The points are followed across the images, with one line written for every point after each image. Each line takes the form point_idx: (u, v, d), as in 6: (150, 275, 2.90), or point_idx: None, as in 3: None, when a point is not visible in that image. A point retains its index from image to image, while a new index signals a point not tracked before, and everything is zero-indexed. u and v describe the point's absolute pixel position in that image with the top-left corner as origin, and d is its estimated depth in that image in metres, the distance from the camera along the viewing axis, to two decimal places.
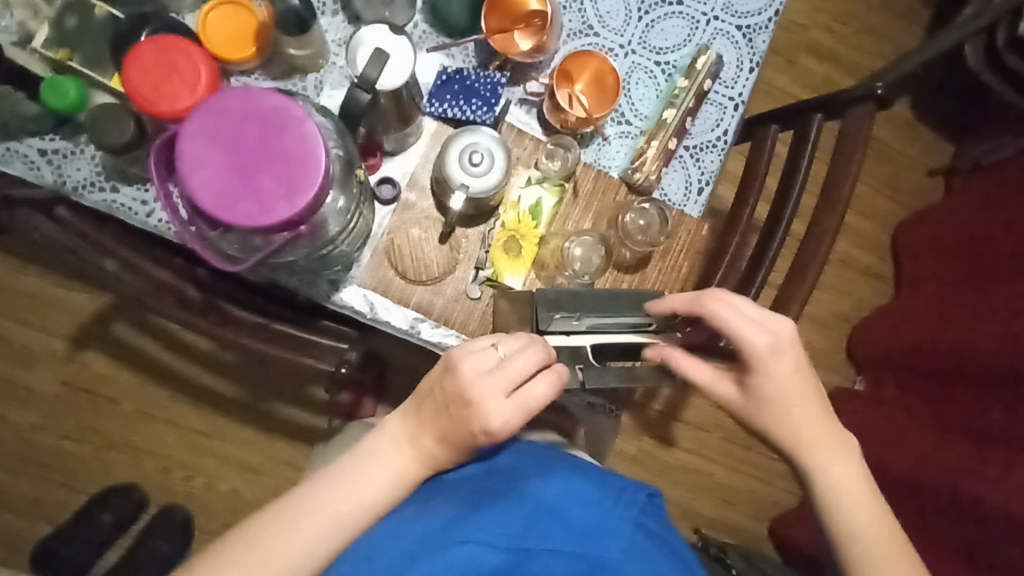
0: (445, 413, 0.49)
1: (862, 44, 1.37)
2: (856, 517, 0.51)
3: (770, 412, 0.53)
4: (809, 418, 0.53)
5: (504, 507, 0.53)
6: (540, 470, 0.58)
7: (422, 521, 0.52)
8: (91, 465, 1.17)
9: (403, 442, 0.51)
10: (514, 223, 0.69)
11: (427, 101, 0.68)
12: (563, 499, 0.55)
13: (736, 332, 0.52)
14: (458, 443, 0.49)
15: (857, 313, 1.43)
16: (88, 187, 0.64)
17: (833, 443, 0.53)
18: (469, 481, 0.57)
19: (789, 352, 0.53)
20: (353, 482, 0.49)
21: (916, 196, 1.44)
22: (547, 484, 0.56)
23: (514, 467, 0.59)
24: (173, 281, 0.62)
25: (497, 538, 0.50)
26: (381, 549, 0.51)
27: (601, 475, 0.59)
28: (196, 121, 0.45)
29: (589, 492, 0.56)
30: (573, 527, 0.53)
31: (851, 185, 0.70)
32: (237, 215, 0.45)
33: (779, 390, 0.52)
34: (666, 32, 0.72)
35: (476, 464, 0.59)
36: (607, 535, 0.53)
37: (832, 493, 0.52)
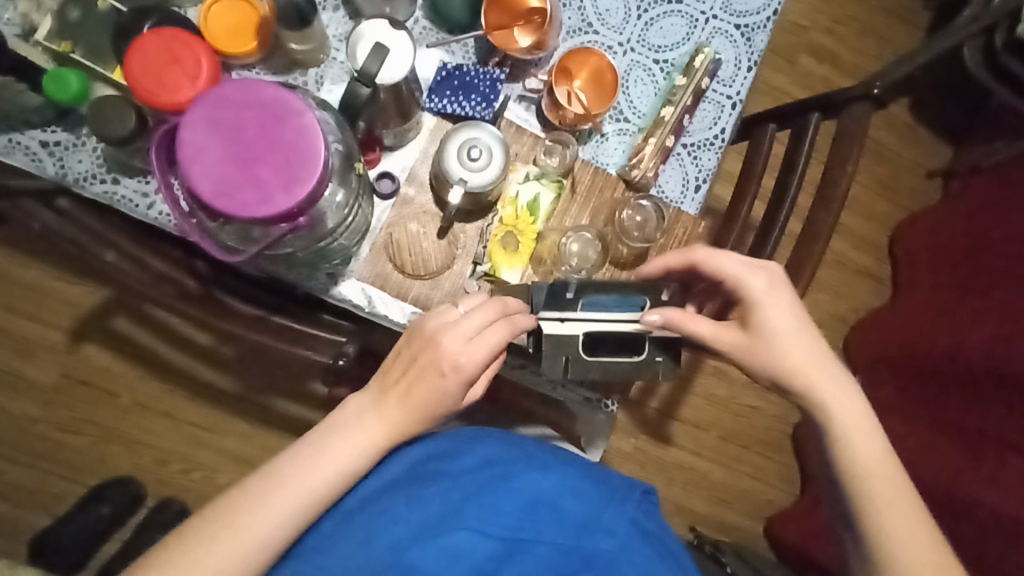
0: (420, 376, 0.51)
1: (861, 45, 1.38)
2: (865, 451, 0.54)
3: (777, 353, 0.56)
4: (816, 358, 0.56)
5: (495, 500, 0.54)
6: (536, 463, 0.58)
7: (416, 513, 0.53)
8: (89, 458, 1.18)
9: (365, 415, 0.51)
10: (512, 219, 0.69)
11: (427, 96, 0.68)
12: (559, 495, 0.56)
13: (738, 276, 0.56)
14: (425, 396, 0.50)
15: (854, 313, 1.43)
16: (89, 179, 0.64)
17: (838, 383, 0.56)
18: (469, 471, 0.56)
19: (786, 293, 0.57)
20: (315, 453, 0.50)
21: (915, 197, 1.45)
22: (543, 479, 0.56)
23: (511, 461, 0.58)
24: (172, 273, 0.63)
25: (491, 527, 0.52)
26: (377, 536, 0.52)
27: (599, 475, 0.60)
28: (196, 112, 0.46)
29: (584, 490, 0.57)
30: (564, 524, 0.54)
31: (847, 184, 0.70)
32: (236, 206, 0.46)
33: (784, 328, 0.56)
34: (665, 30, 0.73)
35: (473, 451, 0.59)
36: (597, 532, 0.54)
37: (843, 430, 0.55)
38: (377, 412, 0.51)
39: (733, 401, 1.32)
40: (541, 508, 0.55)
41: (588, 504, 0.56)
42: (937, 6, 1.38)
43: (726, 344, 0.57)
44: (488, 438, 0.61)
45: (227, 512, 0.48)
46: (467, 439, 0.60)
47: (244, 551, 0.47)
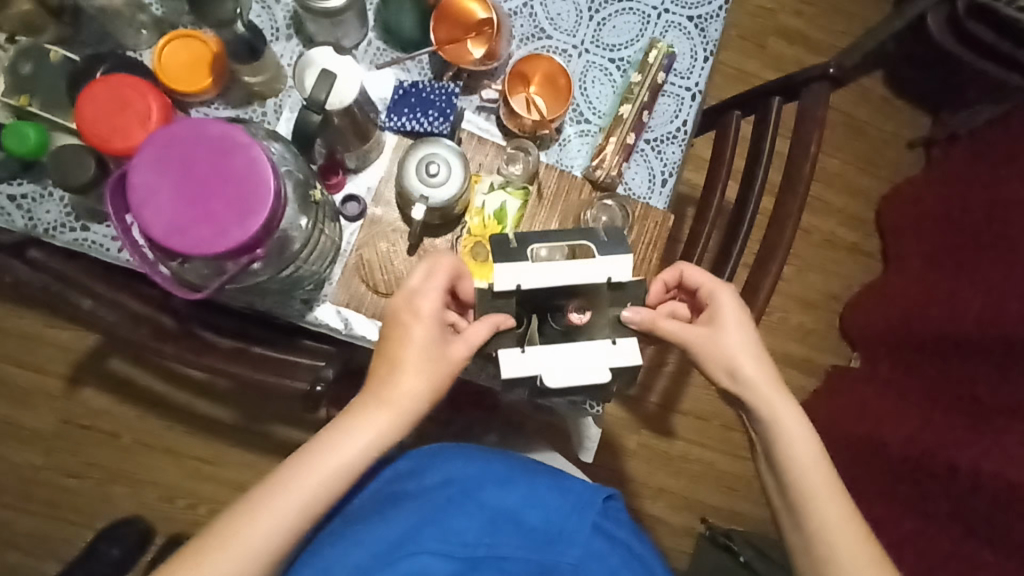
0: (398, 328, 0.54)
1: (829, 22, 1.38)
2: (802, 455, 0.55)
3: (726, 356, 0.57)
4: (754, 364, 0.57)
5: (456, 519, 0.55)
6: (499, 477, 0.60)
7: (377, 535, 0.54)
8: (95, 500, 1.19)
9: (369, 403, 0.52)
10: (480, 229, 0.70)
11: (386, 116, 0.69)
12: (520, 509, 0.58)
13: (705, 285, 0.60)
14: (403, 338, 0.53)
15: (846, 290, 1.43)
16: (59, 228, 0.65)
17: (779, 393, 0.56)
18: (427, 490, 0.59)
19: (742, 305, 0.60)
20: (320, 453, 0.51)
21: (897, 169, 1.45)
22: (504, 495, 0.59)
23: (470, 478, 0.60)
24: (149, 312, 0.63)
25: (453, 548, 0.53)
26: (339, 560, 0.54)
27: (563, 482, 0.61)
28: (145, 154, 0.46)
29: (549, 503, 0.59)
30: (527, 535, 0.56)
31: (812, 164, 0.70)
32: (194, 243, 0.46)
33: (730, 329, 0.58)
34: (618, 29, 0.73)
35: (433, 472, 0.61)
36: (565, 542, 0.56)
37: (778, 433, 0.55)
38: (378, 402, 0.52)
39: None
40: (503, 522, 0.57)
41: (553, 514, 0.58)
42: None
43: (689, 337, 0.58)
44: (449, 455, 0.62)
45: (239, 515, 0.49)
46: (428, 458, 0.62)
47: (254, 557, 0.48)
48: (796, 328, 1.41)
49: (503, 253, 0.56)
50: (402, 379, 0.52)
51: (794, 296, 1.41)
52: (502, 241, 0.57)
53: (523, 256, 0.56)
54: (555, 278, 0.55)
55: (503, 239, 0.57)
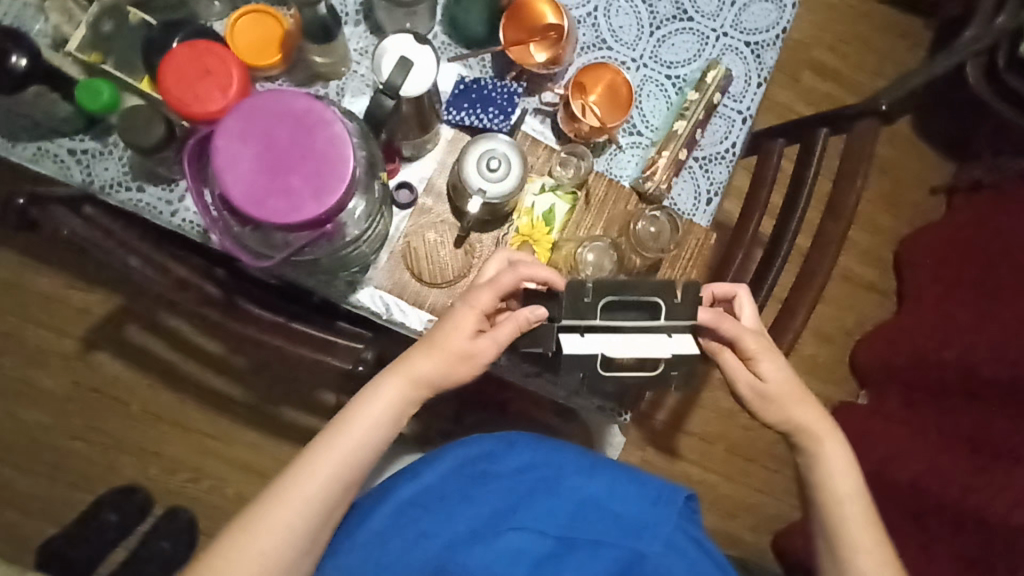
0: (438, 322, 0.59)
1: (864, 63, 1.40)
2: (843, 489, 0.61)
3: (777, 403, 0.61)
4: (804, 408, 0.62)
5: (547, 502, 0.63)
6: (582, 467, 0.66)
7: (473, 511, 0.62)
8: (98, 465, 1.19)
9: (387, 375, 0.58)
10: (528, 228, 0.71)
11: (445, 109, 0.70)
12: (605, 496, 0.64)
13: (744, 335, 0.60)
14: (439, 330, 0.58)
15: (859, 327, 1.44)
16: (115, 186, 0.66)
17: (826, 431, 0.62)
18: (514, 474, 0.65)
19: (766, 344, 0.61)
20: (350, 421, 0.58)
21: (919, 213, 1.46)
22: (588, 482, 0.65)
23: (558, 464, 0.66)
24: (194, 279, 0.64)
25: (547, 527, 0.62)
26: (437, 531, 0.61)
27: (639, 475, 0.66)
28: (229, 122, 0.47)
29: (627, 490, 0.64)
30: (613, 522, 0.62)
31: (857, 197, 0.72)
32: (267, 212, 0.46)
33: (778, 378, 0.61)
34: (677, 47, 0.75)
35: (516, 456, 0.66)
36: (647, 532, 0.61)
37: (821, 468, 0.61)
38: (394, 371, 0.58)
39: (741, 415, 1.32)
40: (590, 508, 0.63)
41: (631, 502, 0.63)
42: (937, 24, 1.41)
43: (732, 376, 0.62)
44: (526, 443, 0.67)
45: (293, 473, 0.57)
46: (504, 443, 0.67)
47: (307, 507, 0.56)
48: (807, 360, 1.42)
49: (572, 309, 0.54)
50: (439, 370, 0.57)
51: (807, 328, 1.43)
52: (575, 291, 0.54)
53: (592, 315, 0.54)
54: (622, 333, 0.54)
55: (577, 290, 0.54)
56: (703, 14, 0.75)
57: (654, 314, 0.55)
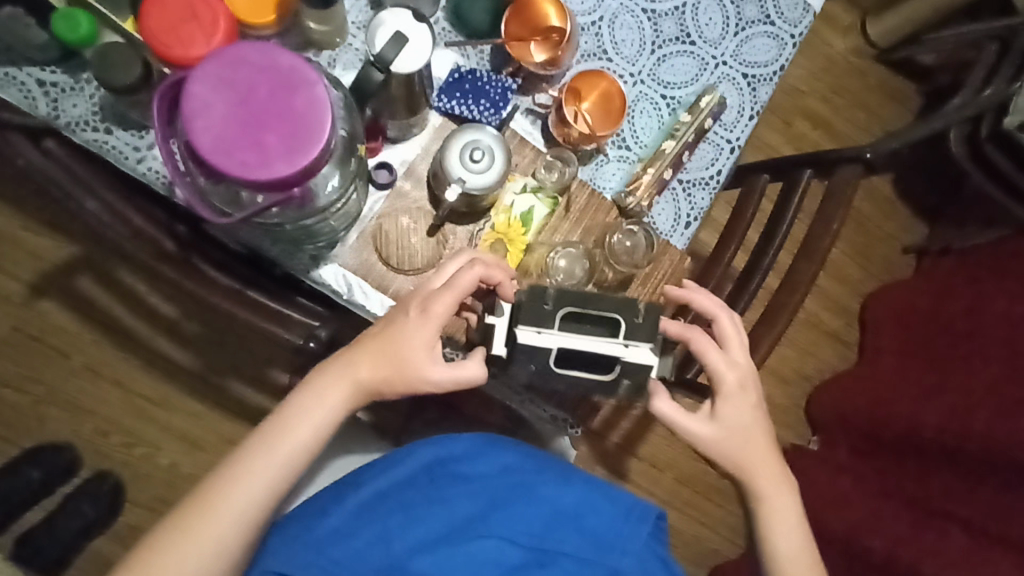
0: (389, 323, 0.57)
1: (854, 117, 1.43)
2: (788, 535, 0.60)
3: (737, 443, 0.59)
4: (762, 452, 0.60)
5: (522, 510, 0.58)
6: (558, 476, 0.61)
7: (443, 514, 0.57)
8: (29, 418, 1.14)
9: (340, 367, 0.56)
10: (504, 227, 0.69)
11: (437, 95, 0.68)
12: (579, 511, 0.59)
13: (717, 364, 0.59)
14: (391, 331, 0.56)
15: (818, 374, 1.46)
16: (82, 125, 0.63)
17: (776, 477, 0.60)
18: (488, 477, 0.60)
19: (740, 393, 0.59)
20: (296, 409, 0.56)
21: (888, 270, 1.49)
22: (562, 495, 0.60)
23: (533, 471, 0.61)
24: (152, 232, 0.61)
25: (520, 536, 0.57)
26: (401, 532, 0.56)
27: (616, 491, 0.62)
28: (207, 66, 0.45)
29: (603, 509, 0.60)
30: (585, 537, 0.57)
31: (831, 241, 0.73)
32: (235, 165, 0.44)
33: (744, 417, 0.59)
34: (675, 68, 0.75)
35: (491, 459, 0.61)
36: (616, 549, 0.57)
37: (772, 518, 0.60)
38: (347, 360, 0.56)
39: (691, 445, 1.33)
40: (562, 519, 0.59)
41: (605, 519, 0.59)
42: (928, 90, 1.44)
43: (691, 431, 0.59)
44: (503, 446, 0.63)
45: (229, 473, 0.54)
46: (481, 444, 0.62)
47: (245, 509, 0.53)
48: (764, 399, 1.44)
49: (532, 313, 0.54)
50: (377, 368, 0.56)
51: (767, 368, 1.44)
52: (537, 297, 0.55)
53: (550, 322, 0.54)
54: (580, 336, 0.54)
55: (538, 296, 0.55)
56: (705, 40, 0.75)
57: (614, 331, 0.54)
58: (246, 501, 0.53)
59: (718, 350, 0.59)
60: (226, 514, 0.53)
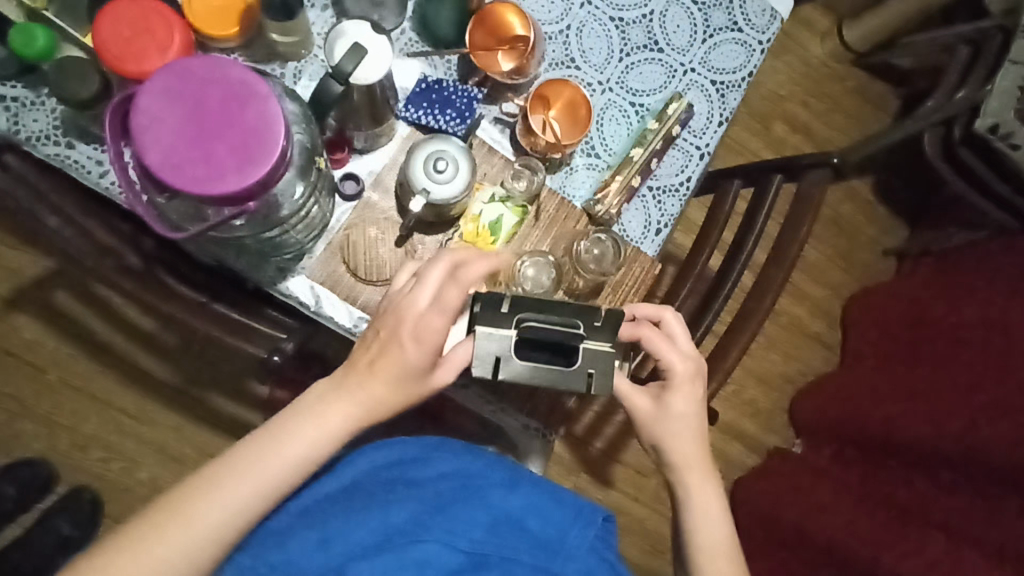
0: (383, 352, 0.51)
1: (833, 121, 1.44)
2: (712, 532, 0.59)
3: (677, 437, 0.59)
4: (699, 450, 0.60)
5: (468, 510, 0.56)
6: (505, 482, 0.61)
7: (387, 516, 0.54)
8: (4, 434, 1.13)
9: (334, 394, 0.51)
10: (472, 236, 0.69)
11: (403, 105, 0.68)
12: (524, 513, 0.58)
13: (669, 355, 0.59)
14: (390, 369, 0.51)
15: (801, 377, 1.46)
16: (43, 139, 0.62)
17: (707, 473, 0.60)
18: (437, 480, 0.60)
19: (689, 385, 0.59)
20: (280, 438, 0.50)
21: (870, 272, 1.50)
22: (507, 496, 0.59)
23: (480, 476, 0.61)
24: (116, 246, 0.61)
25: (459, 540, 0.53)
26: (341, 536, 0.54)
27: (567, 496, 0.61)
28: (157, 81, 0.45)
29: (550, 512, 0.59)
30: (530, 540, 0.56)
31: (799, 247, 0.73)
32: (185, 179, 0.44)
33: (688, 410, 0.59)
34: (644, 76, 0.75)
35: (444, 462, 0.62)
36: (562, 554, 0.56)
37: (699, 508, 0.59)
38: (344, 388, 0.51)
39: None
40: (507, 524, 0.57)
41: (553, 523, 0.58)
42: (904, 94, 1.46)
43: (634, 407, 0.60)
44: (455, 451, 0.64)
45: (187, 500, 0.48)
46: (438, 449, 0.64)
47: (201, 544, 0.47)
48: (747, 403, 1.44)
49: (488, 312, 0.54)
50: (378, 398, 0.51)
51: (751, 372, 1.44)
52: (492, 302, 0.54)
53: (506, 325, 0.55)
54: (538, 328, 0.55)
55: (494, 300, 0.54)
56: (673, 47, 0.75)
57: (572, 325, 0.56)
58: (206, 536, 0.47)
59: (673, 340, 0.60)
60: (185, 542, 0.47)
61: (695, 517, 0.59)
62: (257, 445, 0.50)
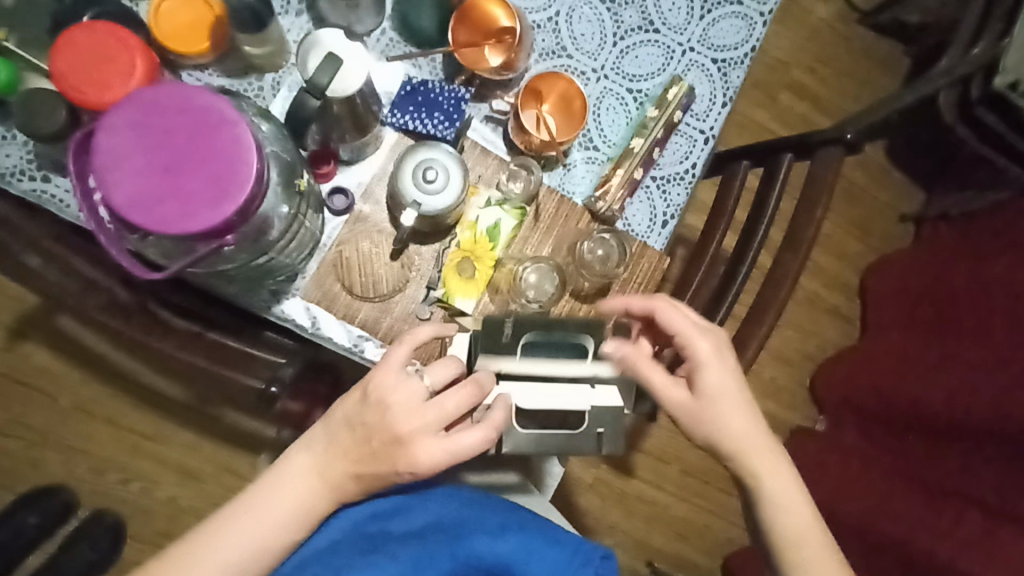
0: (375, 461, 0.49)
1: (841, 86, 1.38)
2: (794, 512, 0.54)
3: (725, 415, 0.55)
4: (749, 431, 0.55)
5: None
6: (493, 525, 0.57)
7: None
8: (22, 463, 1.13)
9: (318, 468, 0.50)
10: (470, 244, 0.66)
11: (389, 111, 0.65)
12: (517, 560, 0.56)
13: (688, 333, 0.55)
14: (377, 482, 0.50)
15: (821, 353, 1.43)
16: (17, 175, 0.60)
17: (774, 453, 0.55)
18: (419, 535, 0.57)
19: (722, 362, 0.55)
20: (266, 504, 0.49)
21: (887, 240, 1.45)
22: (498, 545, 0.56)
23: (463, 522, 0.58)
24: (103, 281, 0.58)
25: None
26: None
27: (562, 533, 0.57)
28: (115, 116, 0.42)
29: (546, 555, 0.56)
30: None
31: (816, 229, 0.69)
32: (155, 219, 0.41)
33: (729, 390, 0.55)
34: (640, 59, 0.71)
35: (423, 509, 0.58)
36: None
37: (773, 492, 0.54)
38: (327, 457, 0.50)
39: None
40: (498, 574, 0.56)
41: (549, 564, 0.55)
42: (915, 52, 1.39)
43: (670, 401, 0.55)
44: (431, 493, 0.59)
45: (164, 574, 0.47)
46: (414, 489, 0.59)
47: None
48: (768, 382, 1.40)
49: (489, 342, 0.58)
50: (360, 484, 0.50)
51: (769, 350, 1.41)
52: (495, 328, 0.58)
53: (512, 351, 0.58)
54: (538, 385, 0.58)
55: (496, 327, 0.58)
56: (670, 26, 0.71)
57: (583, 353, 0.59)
58: None
59: (685, 315, 0.56)
60: None
61: (773, 502, 0.54)
62: (246, 509, 0.49)
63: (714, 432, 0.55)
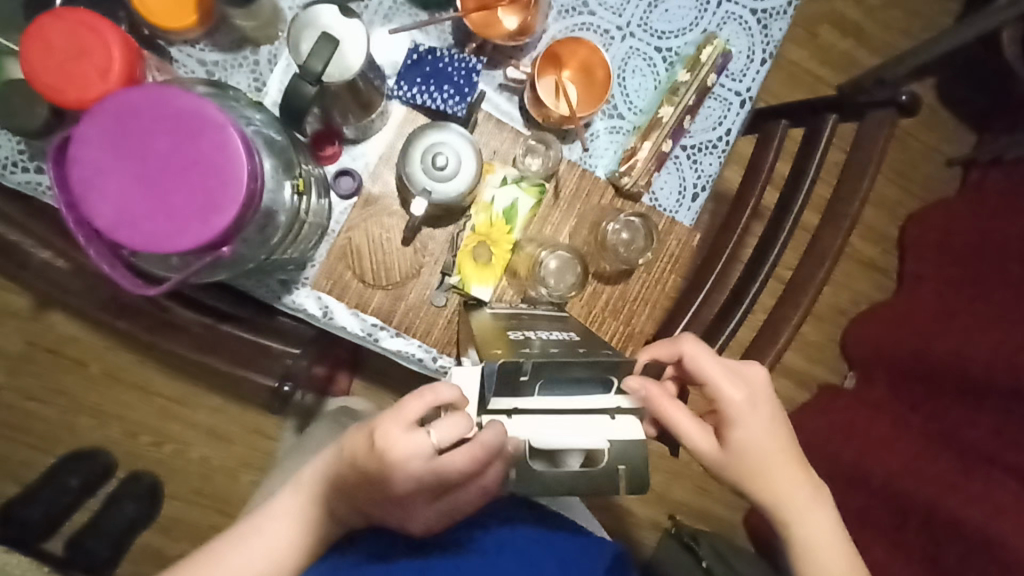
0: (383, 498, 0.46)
1: (890, 18, 1.26)
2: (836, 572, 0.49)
3: (757, 468, 0.50)
4: (783, 482, 0.50)
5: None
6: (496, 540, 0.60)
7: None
8: (58, 428, 1.11)
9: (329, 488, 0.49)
10: (485, 227, 0.61)
11: (395, 83, 0.60)
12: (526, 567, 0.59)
13: (716, 379, 0.50)
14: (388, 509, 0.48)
15: (854, 307, 1.37)
16: (9, 167, 0.55)
17: (815, 508, 0.50)
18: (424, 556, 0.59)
19: (752, 409, 0.50)
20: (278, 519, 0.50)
21: (932, 185, 1.36)
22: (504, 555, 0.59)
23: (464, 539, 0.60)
24: None
25: None
26: None
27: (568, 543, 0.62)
28: (93, 126, 0.41)
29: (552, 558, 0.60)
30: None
31: (861, 203, 0.63)
32: (143, 236, 0.41)
33: (760, 441, 0.50)
34: (670, 13, 0.64)
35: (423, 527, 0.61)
36: None
37: (811, 549, 0.49)
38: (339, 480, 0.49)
39: None
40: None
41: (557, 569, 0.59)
42: None
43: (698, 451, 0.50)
44: None
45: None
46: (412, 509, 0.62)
47: None
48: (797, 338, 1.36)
49: (500, 383, 0.47)
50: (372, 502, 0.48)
51: None
52: (505, 372, 0.46)
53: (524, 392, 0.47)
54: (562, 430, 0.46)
55: (509, 370, 0.46)
56: None
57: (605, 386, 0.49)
58: None
59: (715, 358, 0.50)
60: None
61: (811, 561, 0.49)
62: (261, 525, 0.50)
63: (744, 486, 0.50)
